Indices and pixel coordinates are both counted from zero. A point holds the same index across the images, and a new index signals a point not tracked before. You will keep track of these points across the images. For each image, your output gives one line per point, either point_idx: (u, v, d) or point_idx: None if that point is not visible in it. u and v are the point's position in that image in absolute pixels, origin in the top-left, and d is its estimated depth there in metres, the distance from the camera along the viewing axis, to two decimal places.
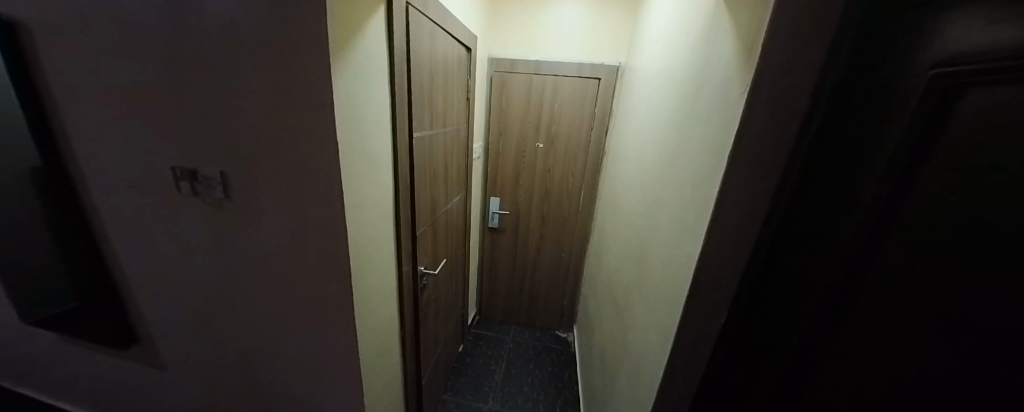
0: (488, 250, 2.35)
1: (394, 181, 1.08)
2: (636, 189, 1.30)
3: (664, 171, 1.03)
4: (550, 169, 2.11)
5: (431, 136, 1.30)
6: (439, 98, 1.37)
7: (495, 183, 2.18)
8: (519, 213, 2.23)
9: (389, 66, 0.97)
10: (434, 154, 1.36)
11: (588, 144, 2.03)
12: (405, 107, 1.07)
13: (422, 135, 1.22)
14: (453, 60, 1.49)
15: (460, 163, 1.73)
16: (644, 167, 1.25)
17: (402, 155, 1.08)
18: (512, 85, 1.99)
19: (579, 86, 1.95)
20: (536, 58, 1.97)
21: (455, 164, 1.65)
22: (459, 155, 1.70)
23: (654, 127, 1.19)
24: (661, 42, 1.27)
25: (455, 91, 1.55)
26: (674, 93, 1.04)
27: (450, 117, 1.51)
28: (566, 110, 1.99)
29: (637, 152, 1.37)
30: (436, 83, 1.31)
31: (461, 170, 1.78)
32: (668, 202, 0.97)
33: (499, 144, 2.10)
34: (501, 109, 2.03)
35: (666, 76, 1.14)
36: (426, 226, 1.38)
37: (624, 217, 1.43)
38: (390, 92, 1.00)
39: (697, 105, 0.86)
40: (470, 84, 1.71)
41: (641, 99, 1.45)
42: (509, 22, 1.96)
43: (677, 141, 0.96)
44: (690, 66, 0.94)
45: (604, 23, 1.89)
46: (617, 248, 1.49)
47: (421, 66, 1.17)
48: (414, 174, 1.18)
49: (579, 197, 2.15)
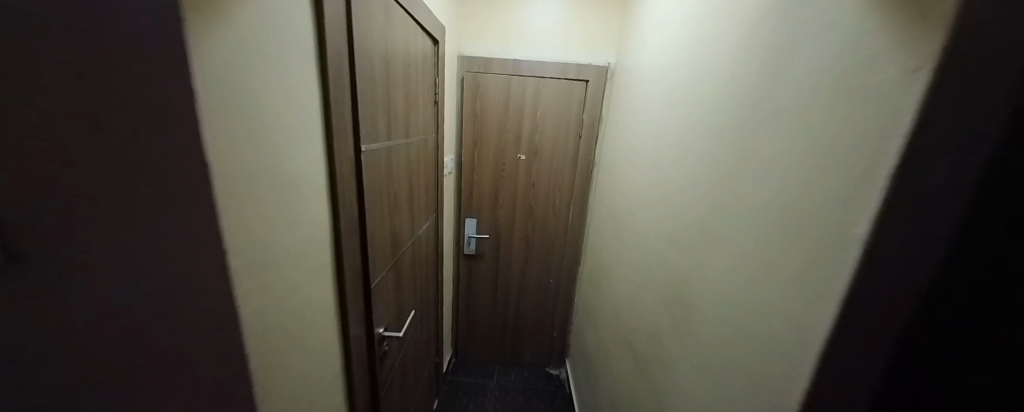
0: (464, 280, 2.00)
1: (331, 217, 0.72)
2: (659, 212, 1.04)
3: (714, 192, 0.77)
4: (534, 184, 1.82)
5: (388, 151, 0.95)
6: (401, 100, 1.03)
7: (470, 202, 1.85)
8: (499, 235, 1.92)
9: (318, 45, 0.63)
10: (395, 174, 1.01)
11: (577, 154, 1.78)
12: (347, 109, 0.73)
13: (376, 148, 0.87)
14: (417, 52, 1.16)
15: (429, 183, 1.39)
16: (670, 185, 0.99)
17: (341, 178, 0.72)
18: (487, 87, 1.69)
19: (564, 89, 1.69)
20: (513, 57, 1.69)
21: (422, 183, 1.31)
22: (427, 173, 1.36)
23: (683, 134, 0.94)
24: (678, 33, 1.03)
25: (421, 95, 1.22)
26: (718, 90, 0.79)
27: (414, 126, 1.17)
28: (550, 117, 1.73)
29: (655, 167, 1.11)
30: (394, 81, 0.97)
31: (431, 192, 1.43)
32: (726, 235, 0.71)
33: (474, 157, 1.78)
34: (475, 115, 1.72)
35: (696, 70, 0.90)
36: (387, 270, 1.02)
37: (639, 245, 1.17)
38: (319, 85, 0.65)
39: (773, 102, 0.61)
40: (439, 86, 1.40)
41: (650, 104, 1.21)
42: (481, 14, 1.66)
43: (737, 153, 0.70)
44: (751, 51, 0.69)
45: (591, 19, 1.66)
46: (630, 282, 1.22)
47: (374, 53, 0.83)
48: (366, 204, 0.83)
49: (568, 215, 1.88)
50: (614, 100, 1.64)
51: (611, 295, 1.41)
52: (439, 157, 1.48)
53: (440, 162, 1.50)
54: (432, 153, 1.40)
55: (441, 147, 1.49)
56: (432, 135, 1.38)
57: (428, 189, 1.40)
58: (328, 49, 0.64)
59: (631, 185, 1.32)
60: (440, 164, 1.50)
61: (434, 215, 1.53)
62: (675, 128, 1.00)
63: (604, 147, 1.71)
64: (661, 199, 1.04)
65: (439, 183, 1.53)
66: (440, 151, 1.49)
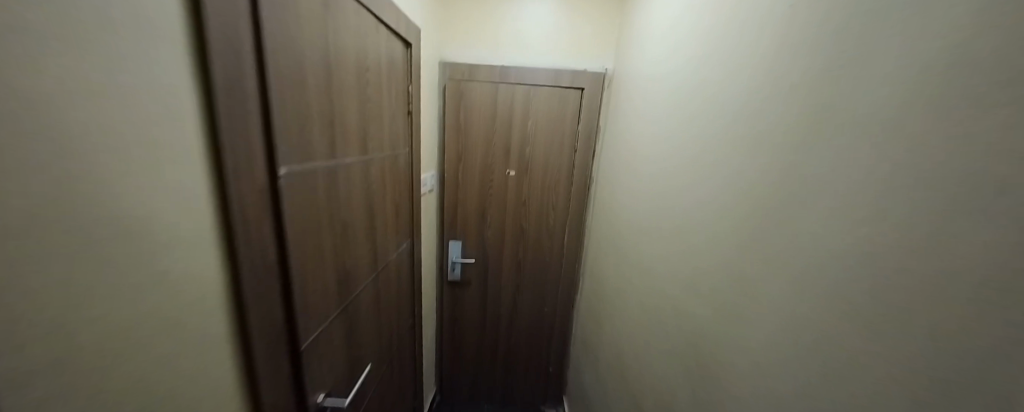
0: (448, 309, 1.79)
1: (225, 271, 0.53)
2: (673, 249, 0.85)
3: (754, 233, 0.57)
4: (525, 203, 1.63)
5: (336, 175, 0.76)
6: (358, 111, 0.85)
7: (454, 223, 1.65)
8: (487, 259, 1.71)
9: (192, 39, 0.44)
10: (346, 201, 0.82)
11: (573, 170, 1.59)
12: (256, 124, 0.53)
13: (313, 172, 0.68)
14: (382, 53, 0.98)
15: (400, 206, 1.20)
16: (689, 216, 0.78)
17: (242, 218, 0.53)
18: (472, 96, 1.51)
19: (558, 98, 1.51)
20: (500, 63, 1.52)
21: (391, 207, 1.12)
22: (398, 196, 1.17)
23: (703, 152, 0.75)
24: (693, 29, 0.84)
25: (389, 105, 1.04)
26: (751, 96, 0.60)
27: (378, 141, 0.98)
28: (543, 129, 1.54)
29: (668, 191, 0.91)
30: (346, 88, 0.79)
31: (404, 215, 1.24)
32: (777, 290, 0.51)
33: (458, 174, 1.59)
34: (458, 127, 1.54)
35: (717, 72, 0.71)
36: (334, 319, 0.82)
37: (652, 285, 0.96)
38: (197, 95, 0.46)
39: (843, 113, 0.42)
40: (414, 96, 1.22)
41: (659, 116, 1.02)
42: (465, 16, 1.50)
43: (785, 181, 0.51)
44: (803, 43, 0.50)
45: (588, 21, 1.49)
46: (642, 326, 1.02)
47: (309, 53, 0.65)
48: (291, 246, 0.63)
49: (563, 237, 1.68)
50: (613, 111, 1.46)
51: (621, 337, 1.20)
52: (415, 176, 1.30)
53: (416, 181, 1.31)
54: (405, 172, 1.21)
55: (417, 165, 1.31)
56: (405, 151, 1.20)
57: (400, 212, 1.20)
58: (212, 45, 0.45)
59: (639, 210, 1.12)
60: (415, 183, 1.31)
61: (409, 240, 1.32)
62: (688, 149, 0.82)
63: (602, 163, 1.52)
64: (675, 234, 0.85)
65: (415, 204, 1.33)
66: (416, 168, 1.30)
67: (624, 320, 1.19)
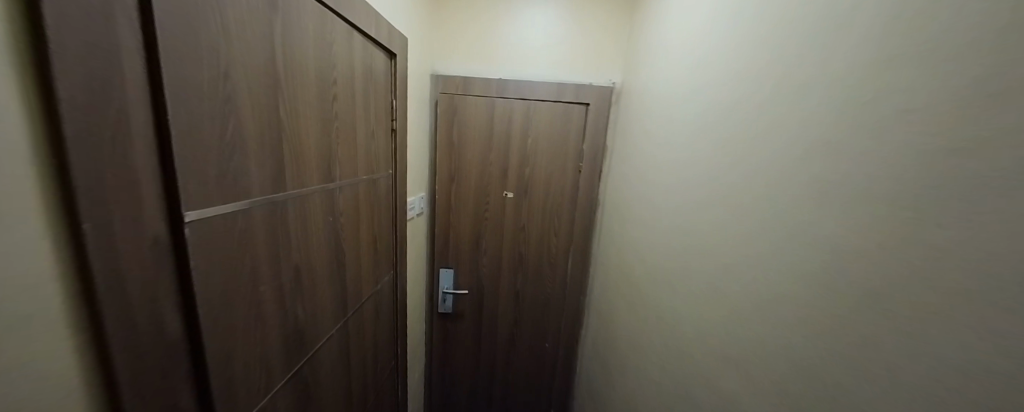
0: (438, 345, 1.61)
1: (86, 363, 0.38)
2: (711, 314, 0.70)
3: (868, 313, 0.40)
4: (524, 228, 1.47)
5: (283, 211, 0.61)
6: (322, 133, 0.71)
7: (445, 250, 1.49)
8: (481, 290, 1.54)
9: (21, 46, 0.31)
10: (301, 241, 0.66)
11: (577, 193, 1.43)
12: (141, 157, 0.39)
13: (244, 212, 0.52)
14: (357, 63, 0.84)
15: (380, 238, 1.04)
16: (743, 267, 0.62)
17: (113, 289, 0.37)
18: (466, 111, 1.37)
19: (560, 114, 1.37)
20: (498, 76, 1.39)
21: (367, 240, 0.96)
22: (376, 226, 1.01)
23: (754, 201, 0.60)
24: (739, 37, 0.69)
25: (365, 123, 0.89)
26: (848, 122, 0.44)
27: (351, 166, 0.83)
28: (544, 147, 1.40)
29: (700, 236, 0.76)
30: (304, 106, 0.64)
31: (384, 246, 1.08)
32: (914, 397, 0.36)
33: (450, 196, 1.44)
34: (451, 145, 1.40)
35: (782, 88, 0.55)
36: (281, 391, 0.65)
37: (682, 345, 0.80)
38: (30, 124, 0.32)
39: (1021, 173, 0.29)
40: (399, 112, 1.09)
41: (686, 137, 0.86)
42: (459, 26, 1.37)
43: (936, 247, 0.34)
44: (956, 49, 0.34)
45: (594, 29, 1.35)
46: (667, 391, 0.85)
47: (244, 64, 0.51)
48: (203, 312, 0.47)
49: (567, 266, 1.50)
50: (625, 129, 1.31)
51: (637, 392, 1.02)
52: (399, 201, 1.15)
53: (400, 207, 1.16)
54: (386, 198, 1.06)
55: (401, 189, 1.16)
56: (386, 175, 1.05)
57: (379, 245, 1.04)
58: (51, 50, 0.31)
59: (659, 246, 0.95)
60: (399, 209, 1.16)
61: (392, 275, 1.16)
62: (724, 198, 0.69)
63: (614, 187, 1.36)
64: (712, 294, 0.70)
65: (399, 232, 1.18)
66: (400, 193, 1.16)
67: (640, 374, 1.01)
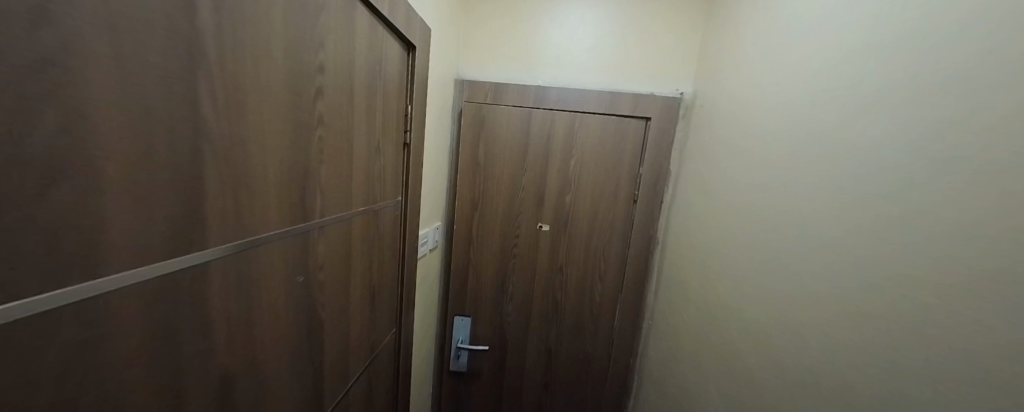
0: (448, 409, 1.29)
1: None
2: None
3: None
4: (561, 270, 1.17)
5: (182, 295, 0.32)
6: (288, 148, 0.43)
7: (461, 294, 1.20)
8: (503, 346, 1.23)
9: None
10: (226, 338, 0.37)
11: (630, 229, 1.13)
12: None
13: (72, 306, 0.24)
14: (360, 48, 0.58)
15: (377, 292, 0.76)
16: None
17: None
18: (495, 125, 1.12)
19: (614, 129, 1.09)
20: (536, 81, 1.13)
21: (358, 299, 0.67)
22: (373, 278, 0.73)
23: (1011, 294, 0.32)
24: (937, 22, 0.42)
25: (365, 136, 0.63)
26: None
27: (338, 199, 0.56)
28: (591, 170, 1.11)
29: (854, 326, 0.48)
30: (255, 107, 0.37)
31: (383, 301, 0.80)
32: None
33: (472, 228, 1.16)
34: (475, 164, 1.13)
35: None
36: None
37: None
38: None
39: None
40: (414, 123, 0.82)
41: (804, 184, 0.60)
42: (492, 22, 1.13)
43: None
44: None
45: (660, 27, 1.08)
46: None
47: (112, 12, 0.24)
48: None
49: (613, 320, 1.19)
50: (698, 152, 1.01)
51: None
52: (407, 239, 0.87)
53: (410, 246, 0.89)
54: (389, 237, 0.78)
55: (413, 223, 0.89)
56: (391, 206, 0.78)
57: (376, 301, 0.76)
58: None
59: (773, 317, 0.64)
60: (407, 248, 0.87)
61: (394, 334, 0.88)
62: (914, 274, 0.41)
63: (680, 225, 1.05)
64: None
65: (406, 279, 0.89)
66: (411, 227, 0.88)
67: None
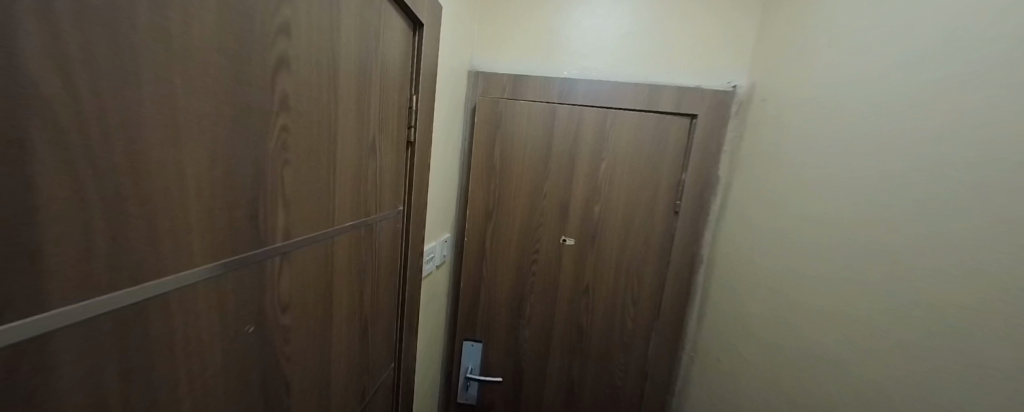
0: None
1: None
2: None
3: None
4: (587, 291, 1.01)
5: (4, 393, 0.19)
6: (220, 143, 0.29)
7: (471, 316, 1.05)
8: (518, 377, 1.07)
9: None
10: None
11: (670, 246, 0.96)
12: None
13: None
14: (349, 14, 0.44)
15: (369, 327, 0.61)
16: None
17: None
18: (514, 123, 0.97)
19: (653, 128, 0.93)
20: (562, 73, 0.97)
21: (341, 339, 0.52)
22: (363, 311, 0.58)
23: None
24: None
25: (354, 131, 0.48)
26: None
27: (309, 215, 0.41)
28: (625, 176, 0.95)
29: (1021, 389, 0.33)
30: (140, 74, 0.23)
31: (376, 335, 0.65)
32: None
33: (485, 241, 1.02)
34: (491, 167, 0.98)
35: None
36: None
37: None
38: None
39: None
40: (419, 119, 0.68)
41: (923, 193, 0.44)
42: (512, 5, 0.99)
43: None
44: None
45: (709, 8, 0.91)
46: None
47: None
48: None
49: (647, 350, 1.02)
50: (756, 155, 0.83)
51: None
52: (408, 257, 0.72)
53: (412, 266, 0.74)
54: (384, 257, 0.63)
55: (417, 238, 0.74)
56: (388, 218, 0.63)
57: (367, 338, 0.61)
58: None
59: (868, 366, 0.48)
60: (408, 268, 0.72)
61: (392, 369, 0.74)
62: None
63: (730, 244, 0.88)
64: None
65: (406, 306, 0.74)
66: (414, 244, 0.73)
67: None
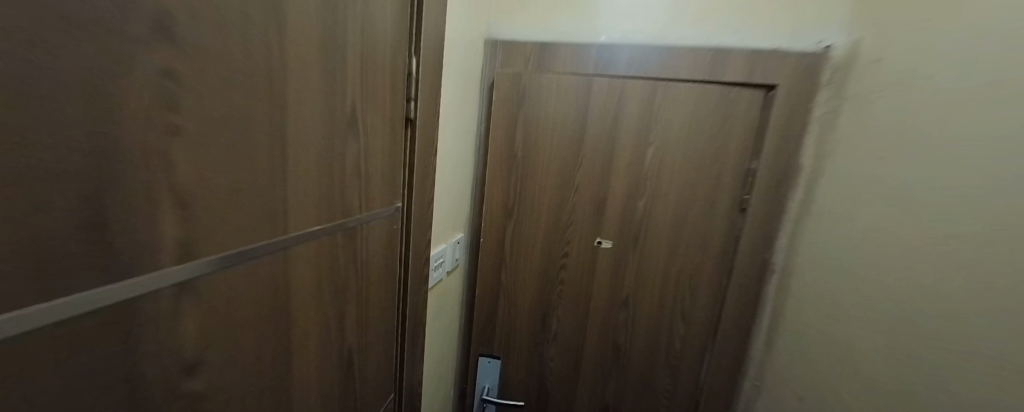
0: None
1: None
2: None
3: None
4: (626, 304, 0.84)
5: None
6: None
7: (488, 329, 0.90)
8: (542, 401, 0.92)
9: None
10: None
11: (733, 253, 0.78)
12: None
13: None
14: None
15: (354, 362, 0.46)
16: None
17: None
18: (540, 102, 0.80)
19: (716, 105, 0.74)
20: (599, 38, 0.79)
21: (307, 387, 0.38)
22: (343, 344, 0.43)
23: None
24: None
25: (318, 96, 0.33)
26: None
27: (225, 219, 0.26)
28: (678, 165, 0.77)
29: None
30: None
31: (366, 368, 0.51)
32: None
33: (505, 243, 0.86)
34: (511, 156, 0.82)
35: None
36: None
37: None
38: None
39: None
40: (422, 89, 0.52)
41: None
42: None
43: None
44: None
45: None
46: None
47: None
48: None
49: (699, 377, 0.84)
50: (858, 134, 0.62)
51: None
52: (409, 267, 0.57)
53: (415, 278, 0.59)
54: (374, 270, 0.49)
55: (421, 242, 0.60)
56: (378, 218, 0.48)
57: (352, 376, 0.47)
58: None
59: None
60: (409, 280, 0.58)
61: (392, 402, 0.60)
62: None
63: (816, 250, 0.68)
64: None
65: (408, 325, 0.60)
66: (418, 250, 0.59)
67: None
